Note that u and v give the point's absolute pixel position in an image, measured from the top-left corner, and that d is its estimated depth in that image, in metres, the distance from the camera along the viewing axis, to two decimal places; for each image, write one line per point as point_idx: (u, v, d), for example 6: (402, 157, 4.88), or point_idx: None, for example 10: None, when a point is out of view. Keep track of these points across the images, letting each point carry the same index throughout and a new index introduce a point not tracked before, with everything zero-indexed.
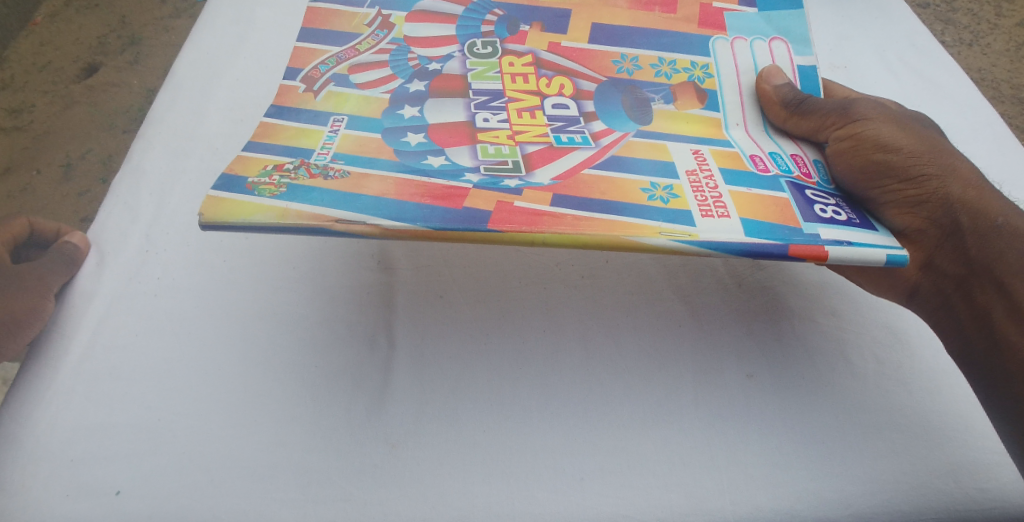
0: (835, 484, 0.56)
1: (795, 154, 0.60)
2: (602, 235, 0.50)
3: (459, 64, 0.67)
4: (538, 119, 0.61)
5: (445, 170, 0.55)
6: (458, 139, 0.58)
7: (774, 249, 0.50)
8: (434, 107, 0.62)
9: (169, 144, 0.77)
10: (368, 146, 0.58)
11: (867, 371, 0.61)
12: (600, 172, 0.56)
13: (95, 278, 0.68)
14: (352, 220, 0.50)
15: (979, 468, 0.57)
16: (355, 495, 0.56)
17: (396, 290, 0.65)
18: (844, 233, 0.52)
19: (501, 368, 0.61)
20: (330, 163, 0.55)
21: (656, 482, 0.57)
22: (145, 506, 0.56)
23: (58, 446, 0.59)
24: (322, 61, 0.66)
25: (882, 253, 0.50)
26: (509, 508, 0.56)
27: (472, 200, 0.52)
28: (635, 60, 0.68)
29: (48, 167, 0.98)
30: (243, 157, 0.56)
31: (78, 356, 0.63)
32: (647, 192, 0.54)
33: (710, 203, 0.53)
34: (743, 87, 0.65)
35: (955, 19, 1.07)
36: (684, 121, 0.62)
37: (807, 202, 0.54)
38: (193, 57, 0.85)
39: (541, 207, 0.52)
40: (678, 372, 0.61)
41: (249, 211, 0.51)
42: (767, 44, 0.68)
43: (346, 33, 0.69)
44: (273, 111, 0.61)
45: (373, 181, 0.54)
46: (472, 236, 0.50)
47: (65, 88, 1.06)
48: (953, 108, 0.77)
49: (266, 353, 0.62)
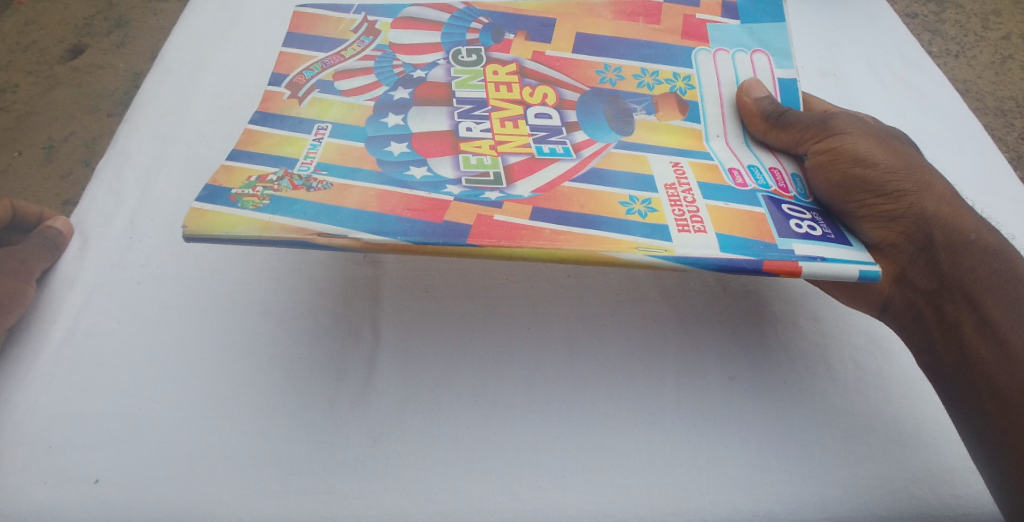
0: (812, 487, 0.57)
1: (774, 167, 0.61)
2: (579, 251, 0.51)
3: (444, 72, 0.66)
4: (521, 129, 0.61)
5: (427, 180, 0.55)
6: (440, 149, 0.58)
7: (747, 264, 0.51)
8: (417, 114, 0.62)
9: (154, 128, 0.76)
10: (350, 154, 0.57)
11: (846, 377, 0.62)
12: (580, 184, 0.56)
13: (78, 263, 0.67)
14: (332, 233, 0.51)
15: (956, 473, 0.58)
16: (337, 488, 0.56)
17: (382, 284, 0.65)
18: (818, 248, 0.53)
19: (486, 365, 0.61)
20: (314, 174, 0.55)
21: (637, 480, 0.57)
22: (121, 495, 0.56)
23: (38, 431, 0.58)
24: (308, 66, 0.66)
25: (855, 269, 0.52)
26: (491, 504, 0.56)
27: (451, 213, 0.52)
28: (618, 70, 0.67)
29: (29, 149, 0.97)
30: (229, 168, 0.55)
31: (58, 343, 0.62)
32: (626, 205, 0.54)
33: (687, 218, 0.54)
34: (724, 98, 0.65)
35: (943, 30, 1.09)
36: (666, 132, 0.62)
37: (784, 217, 0.55)
38: (178, 43, 0.84)
39: (519, 220, 0.52)
40: (658, 375, 0.61)
41: (231, 223, 0.51)
42: (749, 56, 0.68)
43: (332, 38, 0.69)
44: (258, 117, 0.61)
45: (355, 192, 0.54)
46: (451, 250, 0.51)
47: (50, 69, 1.05)
48: (937, 111, 0.80)
49: (244, 344, 0.62)
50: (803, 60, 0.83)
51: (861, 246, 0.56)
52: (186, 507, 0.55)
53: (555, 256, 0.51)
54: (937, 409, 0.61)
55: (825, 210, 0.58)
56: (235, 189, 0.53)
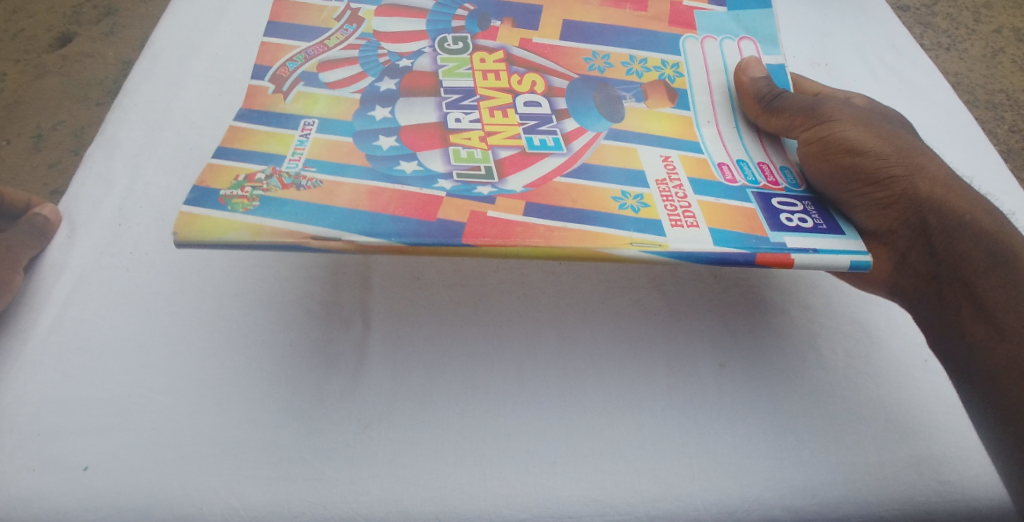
0: (802, 473, 0.57)
1: (763, 162, 0.60)
2: (577, 247, 0.52)
3: (430, 60, 0.65)
4: (511, 118, 0.61)
5: (419, 174, 0.55)
6: (429, 142, 0.58)
7: (740, 257, 0.52)
8: (405, 106, 0.61)
9: (143, 115, 0.76)
10: (338, 149, 0.57)
11: (836, 363, 0.62)
12: (571, 178, 0.56)
13: (67, 250, 0.67)
14: (328, 235, 0.51)
15: (944, 460, 0.59)
16: (326, 474, 0.56)
17: (372, 270, 0.65)
18: (810, 239, 0.53)
19: (477, 351, 0.61)
20: (303, 171, 0.55)
21: (627, 467, 0.57)
22: (111, 482, 0.55)
23: (26, 417, 0.58)
24: (291, 56, 0.65)
25: (844, 260, 0.52)
26: (481, 490, 0.56)
27: (445, 211, 0.53)
28: (607, 57, 0.67)
29: (17, 137, 0.96)
30: (216, 167, 0.55)
31: (48, 330, 0.62)
32: (619, 200, 0.55)
33: (679, 211, 0.54)
34: (713, 87, 0.65)
35: (934, 22, 1.09)
36: (656, 122, 0.62)
37: (774, 207, 0.55)
38: (167, 29, 0.83)
39: (512, 216, 0.53)
40: (649, 362, 0.61)
41: (224, 229, 0.51)
42: (736, 43, 0.68)
43: (315, 27, 0.68)
44: (244, 112, 0.60)
45: (345, 189, 0.54)
46: (446, 249, 0.51)
47: (38, 56, 1.04)
48: (930, 100, 0.79)
49: (236, 330, 0.62)
50: (795, 51, 0.83)
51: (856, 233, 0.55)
52: (177, 493, 0.55)
53: (553, 253, 0.52)
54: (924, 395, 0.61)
55: (817, 198, 0.58)
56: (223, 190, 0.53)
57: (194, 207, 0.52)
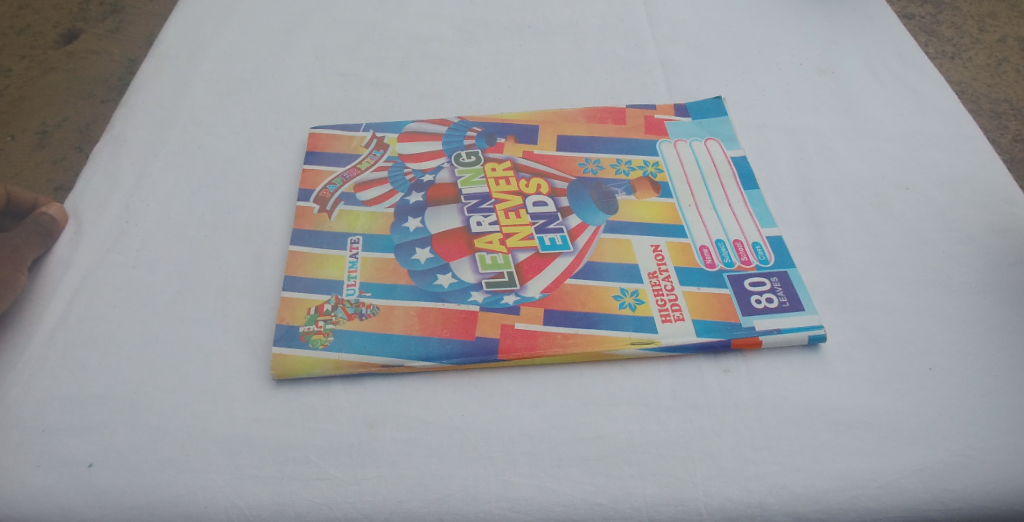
0: (813, 480, 0.56)
1: (738, 239, 0.66)
2: (588, 352, 0.60)
3: (450, 173, 0.70)
4: (523, 219, 0.67)
5: (456, 288, 0.63)
6: (459, 250, 0.65)
7: (719, 344, 0.60)
8: (433, 214, 0.67)
9: (152, 113, 0.76)
10: (385, 268, 0.64)
11: (847, 369, 0.60)
12: (580, 279, 0.63)
13: (72, 247, 0.67)
14: (392, 362, 0.59)
15: (970, 468, 0.55)
16: (330, 474, 0.56)
17: (371, 265, 0.64)
18: (775, 319, 0.61)
19: (478, 351, 0.60)
20: (361, 298, 0.62)
21: (632, 470, 0.56)
22: (113, 479, 0.55)
23: (31, 413, 0.58)
24: (331, 180, 0.70)
25: (804, 334, 0.60)
26: (485, 492, 0.55)
27: (482, 327, 0.61)
28: (598, 160, 0.71)
29: (23, 134, 0.96)
30: (290, 301, 0.62)
31: (54, 326, 0.62)
32: (619, 299, 0.62)
33: (669, 306, 0.62)
34: (689, 175, 0.70)
35: (939, 31, 1.10)
36: (646, 208, 0.68)
37: (746, 293, 0.62)
38: (173, 28, 0.84)
39: (535, 326, 0.61)
40: (654, 365, 0.60)
41: (309, 365, 0.59)
42: (704, 144, 0.73)
43: (347, 154, 0.72)
44: (295, 237, 0.66)
45: (398, 315, 0.61)
46: (488, 365, 0.60)
47: (44, 54, 1.05)
48: (943, 98, 0.77)
49: (241, 330, 0.62)
50: (801, 58, 0.83)
51: (814, 304, 0.63)
52: (180, 491, 0.55)
53: (568, 359, 0.60)
54: (947, 401, 0.58)
55: (787, 272, 0.64)
56: (302, 327, 0.61)
57: (281, 346, 0.60)
